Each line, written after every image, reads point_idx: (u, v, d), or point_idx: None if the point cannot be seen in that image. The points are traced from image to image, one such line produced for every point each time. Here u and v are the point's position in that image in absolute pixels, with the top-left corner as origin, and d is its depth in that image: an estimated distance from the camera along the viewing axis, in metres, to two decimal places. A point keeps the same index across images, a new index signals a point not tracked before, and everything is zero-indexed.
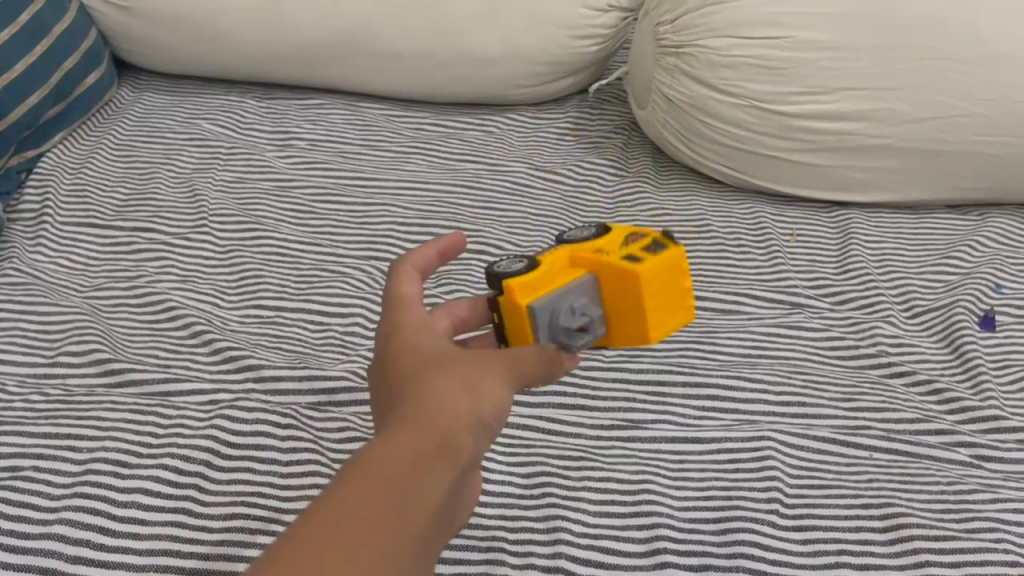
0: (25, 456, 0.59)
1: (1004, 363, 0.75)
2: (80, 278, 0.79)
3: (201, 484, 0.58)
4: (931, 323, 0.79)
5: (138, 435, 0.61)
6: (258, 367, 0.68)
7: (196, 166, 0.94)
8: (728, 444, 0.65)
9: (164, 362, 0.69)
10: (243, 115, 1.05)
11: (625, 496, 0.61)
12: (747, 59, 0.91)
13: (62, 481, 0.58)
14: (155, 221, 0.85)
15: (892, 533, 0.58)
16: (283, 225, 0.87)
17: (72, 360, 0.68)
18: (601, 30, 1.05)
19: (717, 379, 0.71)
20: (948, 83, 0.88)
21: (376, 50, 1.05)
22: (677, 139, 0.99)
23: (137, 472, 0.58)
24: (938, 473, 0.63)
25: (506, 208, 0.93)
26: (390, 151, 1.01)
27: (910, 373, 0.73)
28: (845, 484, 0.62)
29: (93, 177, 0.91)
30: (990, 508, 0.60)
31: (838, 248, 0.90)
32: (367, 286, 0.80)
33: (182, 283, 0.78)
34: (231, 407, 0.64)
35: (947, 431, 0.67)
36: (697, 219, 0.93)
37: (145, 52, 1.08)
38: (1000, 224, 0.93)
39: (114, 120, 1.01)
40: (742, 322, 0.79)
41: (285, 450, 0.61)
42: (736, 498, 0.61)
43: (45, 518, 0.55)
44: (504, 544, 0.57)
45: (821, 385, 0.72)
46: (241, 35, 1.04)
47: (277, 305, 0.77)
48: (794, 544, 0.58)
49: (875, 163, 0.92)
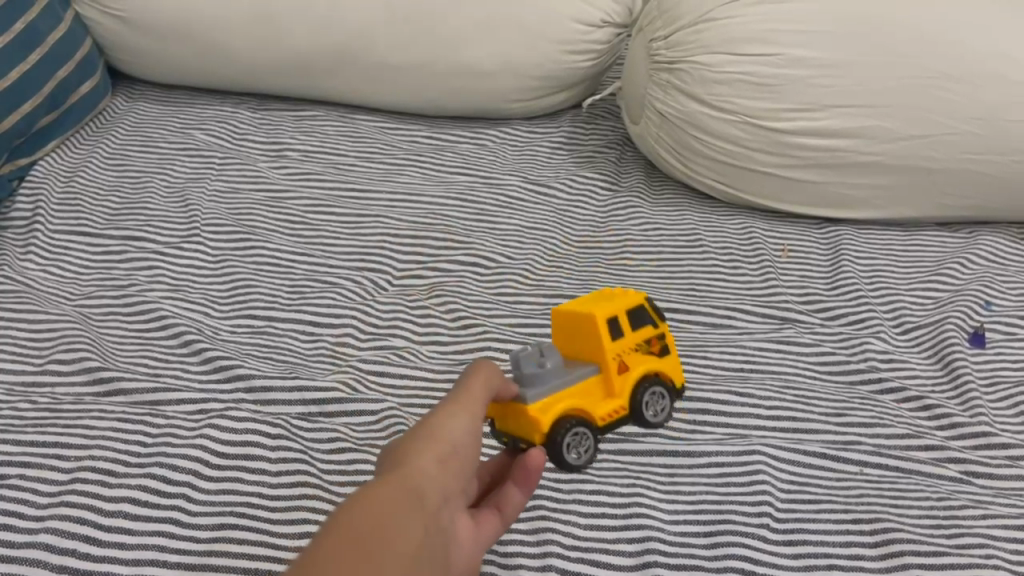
0: (12, 464, 0.59)
1: (993, 380, 0.75)
2: (70, 286, 0.79)
3: (190, 494, 0.58)
4: (921, 340, 0.80)
5: (126, 445, 0.61)
6: (248, 377, 0.67)
7: (189, 176, 0.94)
8: (718, 457, 0.65)
9: (153, 371, 0.69)
10: (237, 126, 1.05)
11: (616, 509, 0.60)
12: (741, 76, 0.91)
13: (48, 490, 0.57)
14: (147, 230, 0.85)
15: (882, 548, 0.58)
16: (275, 236, 0.87)
17: (61, 368, 0.68)
18: (594, 45, 1.05)
19: (708, 394, 0.71)
20: (937, 101, 0.89)
21: (370, 62, 1.05)
22: (670, 154, 0.99)
23: (125, 482, 0.58)
24: (929, 489, 0.63)
25: (498, 221, 0.93)
26: (384, 163, 1.01)
27: (900, 389, 0.73)
28: (836, 499, 0.62)
29: (86, 185, 0.91)
30: (979, 524, 0.60)
31: (829, 264, 0.90)
32: (359, 296, 0.80)
33: (173, 292, 0.78)
34: (221, 417, 0.63)
35: (937, 447, 0.67)
36: (689, 234, 0.93)
37: (139, 62, 1.08)
38: (989, 242, 0.93)
39: (108, 129, 1.01)
40: (734, 336, 0.79)
41: (274, 461, 0.61)
42: (727, 512, 0.60)
43: (31, 526, 0.54)
44: (494, 556, 0.56)
45: (811, 401, 0.72)
46: (236, 46, 1.05)
47: (268, 315, 0.77)
48: (784, 558, 0.58)
49: (866, 179, 0.93)
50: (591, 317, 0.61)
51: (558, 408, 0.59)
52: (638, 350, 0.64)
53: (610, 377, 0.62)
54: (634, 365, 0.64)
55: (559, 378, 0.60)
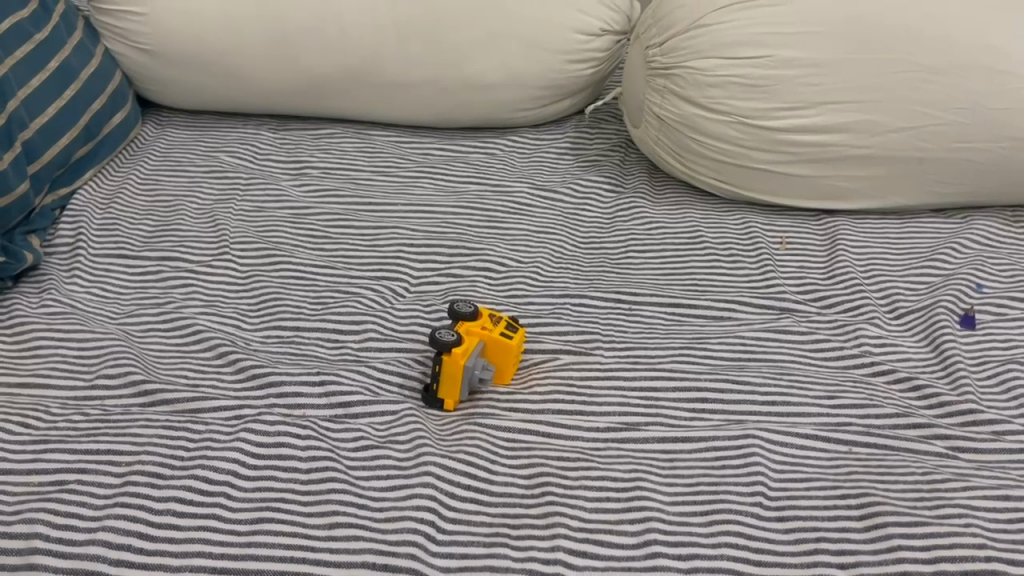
0: (69, 471, 0.64)
1: (982, 360, 0.79)
2: (112, 305, 0.85)
3: (229, 492, 0.64)
4: (913, 324, 0.84)
5: (171, 449, 0.66)
6: (278, 384, 0.73)
7: (217, 198, 1.00)
8: (715, 442, 0.70)
9: (193, 382, 0.75)
10: (260, 147, 1.11)
11: (618, 493, 0.65)
12: (731, 79, 0.96)
13: (103, 492, 0.63)
14: (180, 251, 0.91)
15: (868, 520, 0.62)
16: (299, 251, 0.93)
17: (109, 383, 0.74)
18: (594, 54, 1.10)
19: (706, 382, 0.76)
20: (921, 93, 0.93)
21: (382, 81, 1.11)
22: (670, 155, 1.04)
23: (172, 483, 0.63)
24: (914, 464, 0.68)
25: (508, 226, 0.98)
26: (399, 176, 1.07)
27: (891, 371, 0.77)
28: (825, 476, 0.67)
29: (122, 211, 0.97)
30: (961, 495, 0.64)
31: (826, 255, 0.94)
32: (379, 304, 0.85)
33: (207, 308, 0.84)
34: (254, 422, 0.69)
35: (924, 425, 0.71)
36: (690, 232, 0.98)
37: (165, 92, 1.14)
38: (982, 226, 0.97)
39: (140, 157, 1.08)
40: (734, 327, 0.84)
41: (305, 459, 0.67)
42: (722, 492, 0.65)
43: (90, 525, 0.60)
44: (506, 539, 0.61)
45: (805, 385, 0.76)
46: (254, 72, 1.11)
47: (295, 324, 0.82)
48: (775, 532, 0.62)
49: (859, 171, 0.97)
50: (500, 358, 0.76)
51: (462, 358, 0.71)
52: (499, 332, 0.76)
53: (486, 337, 0.75)
54: (497, 341, 0.75)
55: (476, 366, 0.73)
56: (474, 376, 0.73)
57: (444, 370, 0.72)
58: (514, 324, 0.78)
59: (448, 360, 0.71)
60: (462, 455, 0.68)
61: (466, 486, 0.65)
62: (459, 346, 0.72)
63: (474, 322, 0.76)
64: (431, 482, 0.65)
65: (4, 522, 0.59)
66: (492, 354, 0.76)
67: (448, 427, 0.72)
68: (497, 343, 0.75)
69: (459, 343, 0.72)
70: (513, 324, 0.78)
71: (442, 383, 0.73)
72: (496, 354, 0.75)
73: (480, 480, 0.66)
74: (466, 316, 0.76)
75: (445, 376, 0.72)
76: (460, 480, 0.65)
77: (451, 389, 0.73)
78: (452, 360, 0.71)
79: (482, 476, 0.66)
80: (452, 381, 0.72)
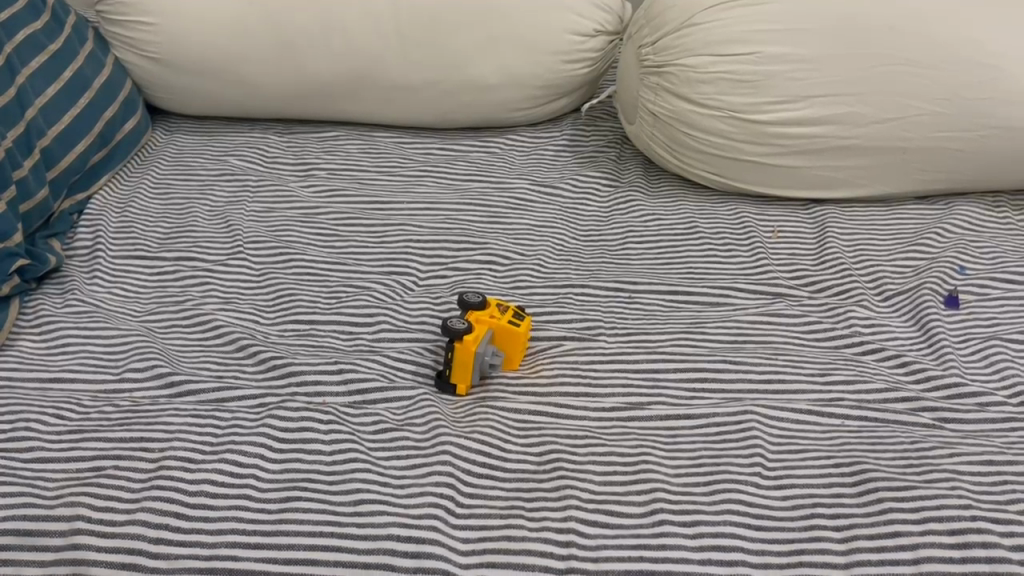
0: (105, 457, 0.68)
1: (965, 337, 0.83)
2: (133, 304, 0.88)
3: (259, 473, 0.67)
4: (900, 306, 0.88)
5: (200, 436, 0.70)
6: (300, 373, 0.77)
7: (229, 200, 1.04)
8: (716, 418, 0.74)
9: (217, 373, 0.78)
10: (267, 151, 1.15)
11: (625, 467, 0.69)
12: (723, 75, 1.00)
13: (140, 477, 0.66)
14: (195, 251, 0.95)
15: (860, 485, 0.66)
16: (310, 248, 0.97)
17: (136, 376, 0.77)
18: (588, 54, 1.15)
19: (704, 363, 0.80)
20: (905, 85, 0.97)
21: (385, 83, 1.14)
22: (665, 149, 1.07)
23: (205, 466, 0.67)
24: (903, 435, 0.72)
25: (510, 221, 1.02)
26: (403, 175, 1.11)
27: (880, 349, 0.82)
28: (820, 447, 0.71)
29: (137, 214, 1.01)
30: (946, 461, 0.68)
31: (816, 242, 0.98)
32: (389, 298, 0.89)
33: (225, 304, 0.88)
34: (278, 409, 0.73)
35: (912, 398, 0.75)
36: (685, 222, 1.02)
37: (174, 98, 1.17)
38: (965, 211, 1.01)
39: (152, 162, 1.11)
40: (729, 312, 0.88)
41: (329, 442, 0.70)
42: (724, 464, 0.69)
43: (128, 506, 0.63)
44: (521, 511, 0.65)
45: (799, 363, 0.80)
46: (261, 78, 1.14)
47: (311, 318, 0.86)
48: (774, 500, 0.66)
49: (846, 161, 1.01)
50: (509, 345, 0.79)
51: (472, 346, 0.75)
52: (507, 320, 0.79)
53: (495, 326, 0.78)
54: (507, 329, 0.78)
55: (486, 353, 0.77)
56: (485, 363, 0.77)
57: (457, 358, 0.76)
58: (522, 313, 0.81)
59: (459, 349, 0.75)
60: (477, 435, 0.71)
61: (482, 463, 0.69)
62: (471, 333, 0.75)
63: (483, 311, 0.80)
64: (449, 460, 0.68)
65: (48, 506, 0.63)
66: (502, 342, 0.79)
67: (462, 410, 0.75)
68: (506, 330, 0.78)
69: (469, 330, 0.75)
70: (519, 312, 0.81)
71: (456, 370, 0.76)
72: (506, 340, 0.79)
73: (494, 459, 0.69)
74: (474, 306, 0.80)
75: (458, 364, 0.76)
76: (476, 458, 0.69)
77: (463, 374, 0.76)
78: (464, 349, 0.75)
79: (495, 455, 0.70)
80: (464, 367, 0.76)
